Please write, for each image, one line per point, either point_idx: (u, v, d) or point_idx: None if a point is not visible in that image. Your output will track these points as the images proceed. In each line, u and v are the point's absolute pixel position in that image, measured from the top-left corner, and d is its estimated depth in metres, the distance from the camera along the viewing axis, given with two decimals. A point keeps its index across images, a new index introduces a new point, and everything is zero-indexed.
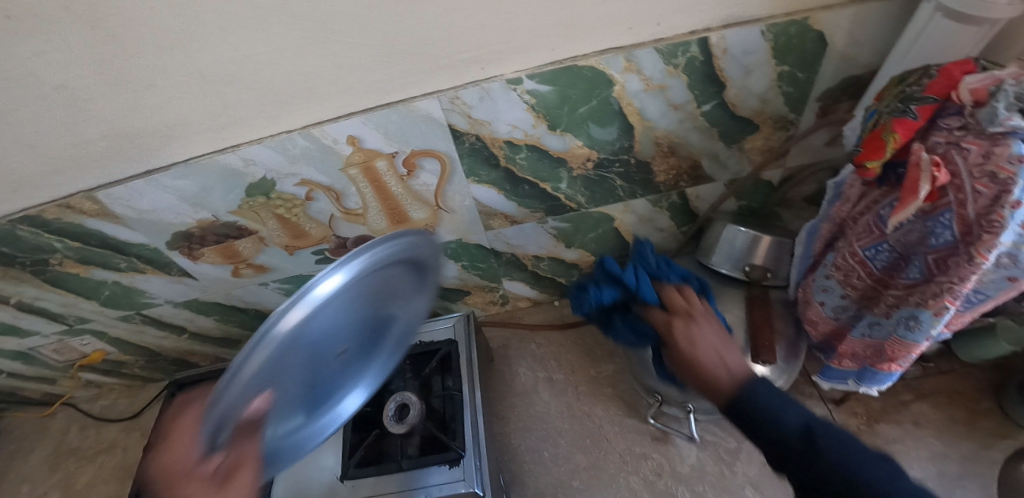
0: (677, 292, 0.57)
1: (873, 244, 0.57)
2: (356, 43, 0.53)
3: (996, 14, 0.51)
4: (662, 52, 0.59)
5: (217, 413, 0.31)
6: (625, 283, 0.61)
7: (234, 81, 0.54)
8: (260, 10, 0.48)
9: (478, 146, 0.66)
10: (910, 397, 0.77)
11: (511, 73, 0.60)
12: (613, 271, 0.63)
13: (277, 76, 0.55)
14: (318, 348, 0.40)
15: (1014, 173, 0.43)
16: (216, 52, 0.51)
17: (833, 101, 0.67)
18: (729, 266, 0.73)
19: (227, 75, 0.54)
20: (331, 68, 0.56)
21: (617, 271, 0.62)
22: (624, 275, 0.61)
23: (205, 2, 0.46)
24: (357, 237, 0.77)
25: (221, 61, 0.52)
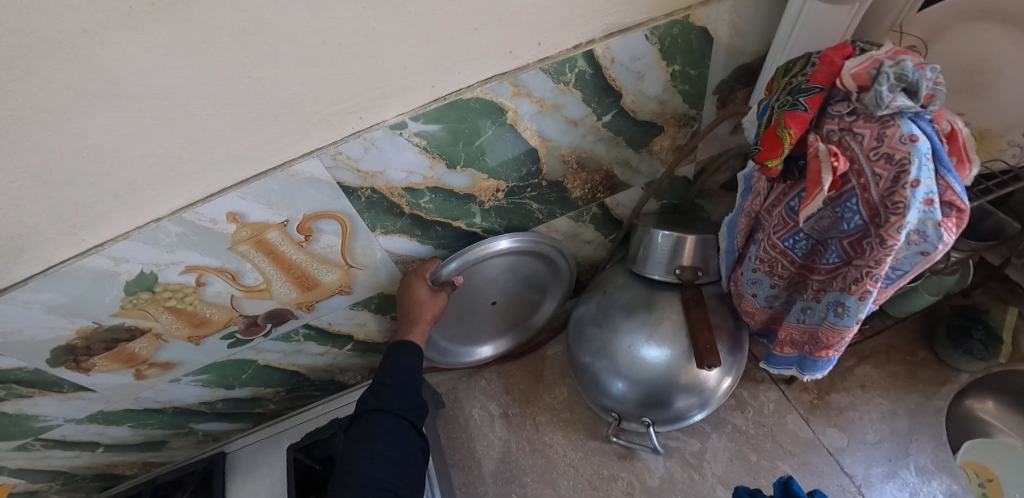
0: None
1: (790, 234, 0.56)
2: (211, 113, 0.46)
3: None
4: (549, 72, 0.56)
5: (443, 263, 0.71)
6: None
7: (79, 179, 0.45)
8: (85, 95, 0.40)
9: (376, 198, 0.62)
10: (853, 361, 0.78)
11: (393, 118, 0.54)
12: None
13: (126, 166, 0.46)
14: (486, 278, 0.76)
15: (908, 153, 0.43)
16: (45, 144, 0.41)
17: (728, 91, 0.68)
18: (661, 271, 0.71)
19: (66, 171, 0.44)
20: (188, 144, 0.47)
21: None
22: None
23: (13, 89, 0.37)
24: (267, 312, 0.69)
25: (51, 154, 0.42)
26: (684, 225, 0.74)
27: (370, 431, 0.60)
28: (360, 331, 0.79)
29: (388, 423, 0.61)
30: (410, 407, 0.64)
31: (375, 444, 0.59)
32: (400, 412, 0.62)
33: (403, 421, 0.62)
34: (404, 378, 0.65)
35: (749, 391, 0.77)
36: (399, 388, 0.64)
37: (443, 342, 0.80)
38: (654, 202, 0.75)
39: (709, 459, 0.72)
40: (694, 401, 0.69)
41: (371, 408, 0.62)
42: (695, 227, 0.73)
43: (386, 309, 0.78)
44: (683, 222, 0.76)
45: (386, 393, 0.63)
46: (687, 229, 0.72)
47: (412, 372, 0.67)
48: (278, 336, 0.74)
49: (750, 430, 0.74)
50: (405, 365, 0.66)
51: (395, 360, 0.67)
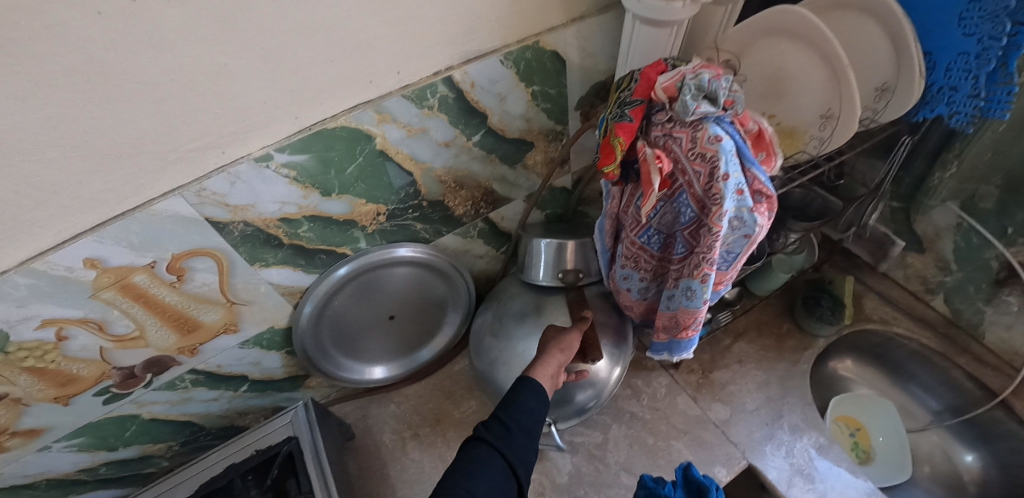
0: None
1: (643, 231, 0.62)
2: (51, 159, 0.44)
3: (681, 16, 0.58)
4: (410, 98, 0.59)
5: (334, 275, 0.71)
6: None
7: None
8: None
9: (251, 231, 0.61)
10: (730, 340, 0.87)
11: (257, 150, 0.55)
12: (698, 483, 0.61)
13: None
14: (380, 291, 0.77)
15: (716, 151, 0.50)
16: None
17: (590, 106, 0.75)
18: (546, 276, 0.76)
19: None
20: (29, 188, 0.44)
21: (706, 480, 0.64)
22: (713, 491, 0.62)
23: None
24: (144, 361, 0.66)
25: None
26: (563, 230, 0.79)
27: (468, 467, 0.47)
28: (255, 371, 0.77)
29: (488, 469, 0.47)
30: (521, 453, 0.50)
31: (471, 488, 0.45)
32: (505, 452, 0.49)
33: (505, 471, 0.48)
34: (528, 422, 0.52)
35: (642, 379, 0.83)
36: (522, 430, 0.51)
37: (339, 357, 0.79)
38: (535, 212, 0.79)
39: (612, 448, 0.77)
40: (591, 394, 0.73)
41: (479, 438, 0.50)
42: (573, 232, 0.79)
43: (280, 344, 0.76)
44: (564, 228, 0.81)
45: (498, 427, 0.50)
46: (566, 234, 0.78)
47: (534, 418, 0.54)
48: (161, 386, 0.70)
49: (646, 415, 0.80)
50: (530, 406, 0.53)
51: (516, 398, 0.54)
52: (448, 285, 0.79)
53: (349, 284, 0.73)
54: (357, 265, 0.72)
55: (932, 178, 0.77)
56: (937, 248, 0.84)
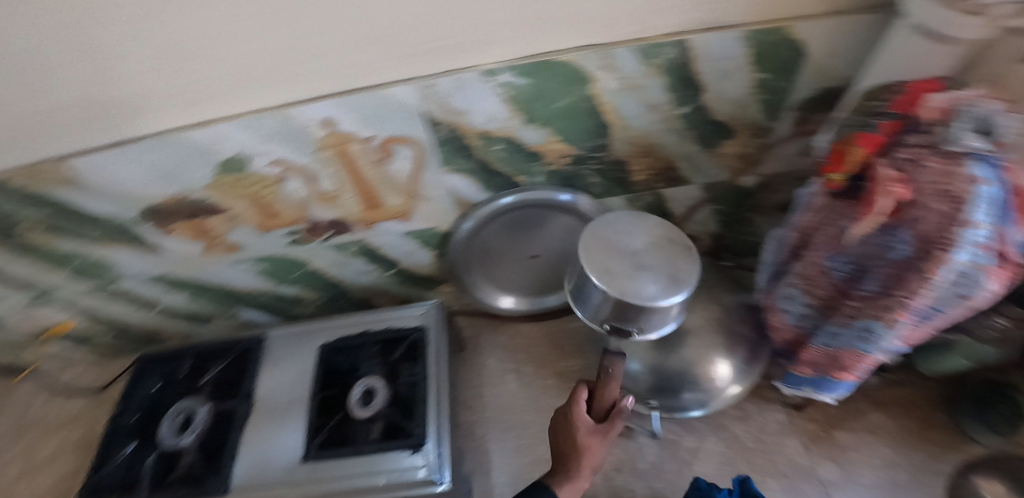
0: None
1: (835, 255, 0.58)
2: (321, 28, 0.52)
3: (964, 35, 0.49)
4: (641, 52, 0.59)
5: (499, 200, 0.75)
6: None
7: (208, 60, 0.54)
8: None
9: (454, 135, 0.66)
10: (867, 406, 0.80)
11: (488, 64, 0.59)
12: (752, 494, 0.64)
13: (239, 54, 0.54)
14: (533, 228, 0.80)
15: (973, 192, 0.44)
16: (184, 27, 0.49)
17: (810, 111, 0.68)
18: (589, 316, 0.60)
19: (196, 50, 0.52)
20: (298, 50, 0.54)
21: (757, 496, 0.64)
22: None
23: None
24: (330, 220, 0.75)
25: (186, 32, 0.50)
26: (637, 264, 0.58)
27: None
28: (405, 260, 0.83)
29: None
30: None
31: None
32: None
33: None
34: None
35: (756, 406, 0.80)
36: None
37: (480, 276, 0.85)
38: (626, 227, 0.63)
39: (702, 458, 0.75)
40: (699, 397, 0.73)
41: None
42: (649, 271, 0.57)
43: (434, 245, 0.81)
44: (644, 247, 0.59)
45: None
46: (639, 275, 0.57)
47: None
48: (334, 245, 0.79)
49: (748, 442, 0.77)
50: None
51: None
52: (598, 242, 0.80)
53: (510, 212, 0.77)
54: (523, 197, 0.75)
55: None
56: None
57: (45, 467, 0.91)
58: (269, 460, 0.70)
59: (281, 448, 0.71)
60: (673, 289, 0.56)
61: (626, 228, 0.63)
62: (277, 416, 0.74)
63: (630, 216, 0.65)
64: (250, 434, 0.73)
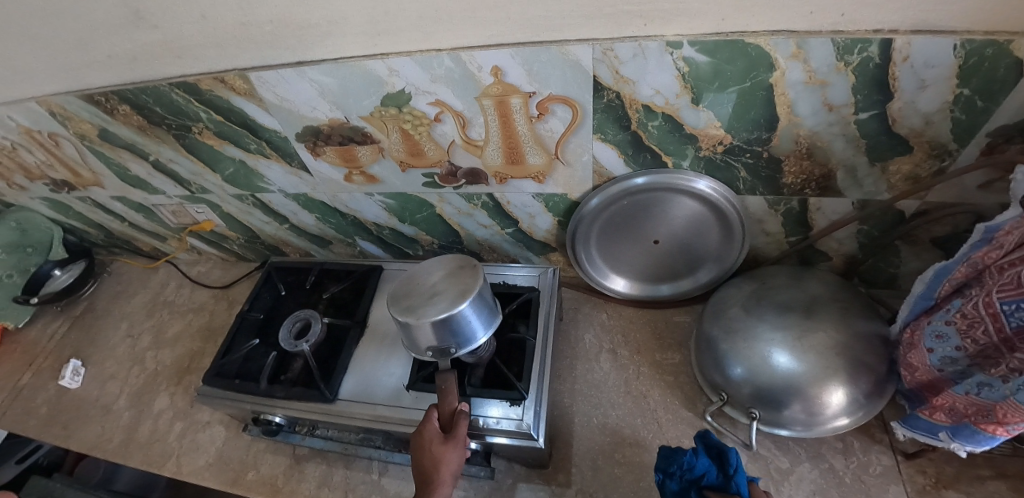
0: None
1: (1013, 298, 0.52)
2: None
3: None
4: (837, 46, 0.56)
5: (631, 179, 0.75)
6: (725, 462, 0.62)
7: None
8: None
9: (615, 104, 0.66)
10: (989, 473, 0.72)
11: (672, 35, 0.58)
12: (715, 445, 0.65)
13: None
14: (660, 212, 0.79)
15: None
16: None
17: (1003, 140, 0.62)
18: (416, 350, 0.68)
19: None
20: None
21: (719, 443, 0.65)
22: (729, 454, 0.62)
23: None
24: (468, 168, 0.78)
25: None
26: (430, 293, 0.67)
27: None
28: (525, 222, 0.85)
29: None
30: None
31: None
32: None
33: None
34: None
35: (861, 443, 0.76)
36: None
37: (594, 253, 0.86)
38: (440, 261, 0.73)
39: (792, 481, 0.72)
40: (805, 418, 0.70)
41: None
42: (440, 295, 0.65)
43: (558, 212, 0.82)
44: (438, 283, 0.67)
45: None
46: (431, 300, 0.65)
47: None
48: (464, 194, 0.82)
49: (845, 478, 0.72)
50: None
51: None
52: (727, 237, 0.77)
53: (641, 193, 0.76)
54: (660, 179, 0.74)
55: None
56: None
57: (174, 342, 1.05)
58: (374, 382, 0.75)
59: (388, 373, 0.75)
60: (460, 300, 0.64)
61: (429, 267, 0.72)
62: (387, 343, 0.79)
63: (437, 258, 0.75)
64: (359, 352, 0.79)
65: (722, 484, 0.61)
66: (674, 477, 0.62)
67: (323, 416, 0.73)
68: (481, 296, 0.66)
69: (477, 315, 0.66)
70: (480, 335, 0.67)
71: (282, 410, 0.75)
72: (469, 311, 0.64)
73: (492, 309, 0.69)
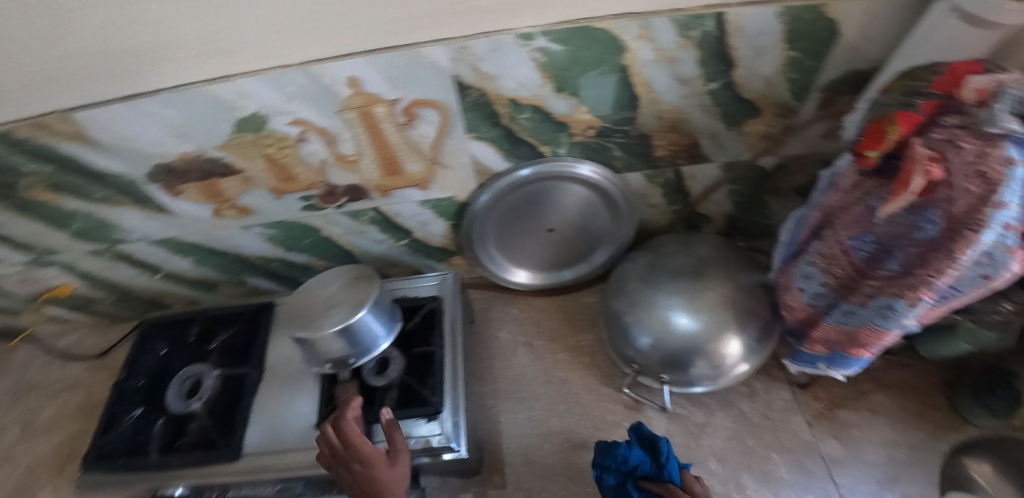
0: (698, 481, 0.62)
1: (859, 234, 0.59)
2: None
3: (1007, 19, 0.50)
4: (677, 23, 0.58)
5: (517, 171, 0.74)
6: (657, 451, 0.64)
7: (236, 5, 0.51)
8: None
9: (482, 101, 0.65)
10: (869, 386, 0.81)
11: (523, 27, 0.58)
12: (648, 437, 0.67)
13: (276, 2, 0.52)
14: (551, 200, 0.79)
15: (1003, 174, 0.45)
16: None
17: (834, 94, 0.68)
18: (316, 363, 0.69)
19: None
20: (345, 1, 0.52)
21: (652, 434, 0.67)
22: (660, 444, 0.64)
23: None
24: (347, 186, 0.74)
25: None
26: (326, 305, 0.67)
27: None
28: (419, 229, 0.82)
29: None
30: None
31: None
32: None
33: None
34: None
35: (763, 384, 0.82)
36: None
37: (493, 249, 0.85)
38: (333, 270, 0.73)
39: (709, 432, 0.77)
40: (710, 372, 0.74)
41: None
42: (337, 306, 0.66)
43: (450, 215, 0.80)
44: (333, 294, 0.68)
45: None
46: (328, 311, 0.66)
47: None
48: (348, 212, 0.78)
49: (754, 418, 0.78)
50: None
51: None
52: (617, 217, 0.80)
53: (529, 184, 0.76)
54: (543, 168, 0.74)
55: None
56: None
57: (49, 428, 0.91)
58: (283, 426, 0.69)
59: (296, 414, 0.70)
60: (357, 309, 0.66)
61: (325, 278, 0.72)
62: (289, 384, 0.73)
63: (334, 268, 0.74)
64: (260, 398, 0.73)
65: (655, 474, 0.63)
66: (611, 470, 0.64)
67: (229, 477, 0.66)
68: (378, 303, 0.68)
69: (377, 321, 0.68)
70: (383, 341, 0.69)
71: (183, 481, 0.68)
72: (369, 319, 0.66)
73: (393, 314, 0.71)
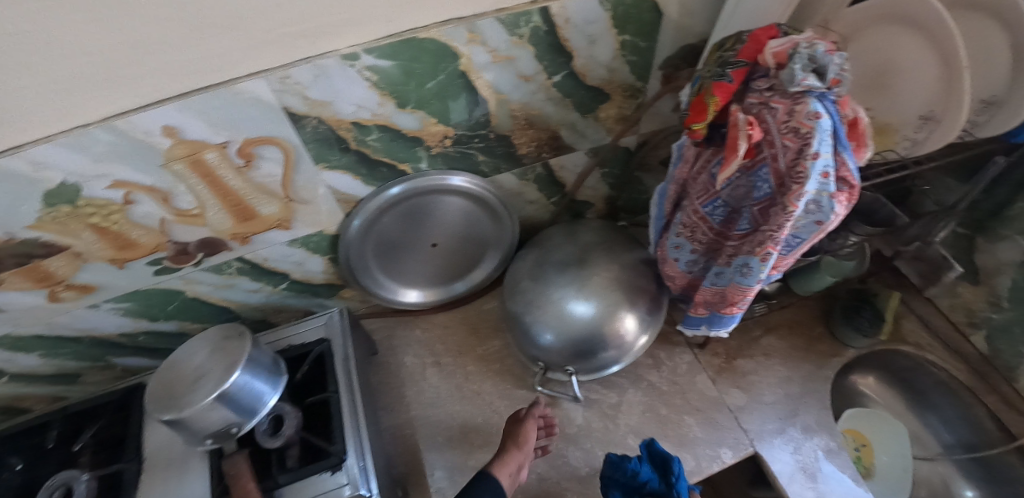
0: None
1: (710, 200, 0.61)
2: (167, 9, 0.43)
3: None
4: (504, 23, 0.57)
5: (383, 193, 0.71)
6: (669, 472, 0.66)
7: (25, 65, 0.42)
8: None
9: (323, 130, 0.61)
10: (760, 332, 0.86)
11: (346, 48, 0.54)
12: (660, 454, 0.69)
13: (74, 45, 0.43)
14: (427, 215, 0.77)
15: (812, 127, 0.48)
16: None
17: (673, 69, 0.71)
18: (198, 442, 0.62)
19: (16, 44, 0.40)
20: (129, 47, 0.45)
21: (664, 454, 0.69)
22: (673, 464, 0.67)
23: None
24: (199, 240, 0.67)
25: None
26: (194, 377, 0.61)
27: None
28: (296, 271, 0.77)
29: None
30: None
31: None
32: None
33: None
34: None
35: (666, 352, 0.85)
36: None
37: (378, 274, 0.81)
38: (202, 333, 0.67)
39: (625, 410, 0.79)
40: (614, 354, 0.75)
41: None
42: (206, 375, 0.60)
43: (326, 250, 0.76)
44: (201, 363, 0.62)
45: None
46: (197, 384, 0.60)
47: None
48: (209, 268, 0.72)
49: (663, 387, 0.81)
50: None
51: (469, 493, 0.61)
52: (496, 227, 0.80)
53: (400, 203, 0.74)
54: (410, 186, 0.72)
55: (1013, 206, 0.72)
56: (993, 282, 0.79)
57: None
58: None
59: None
60: (230, 372, 0.60)
61: (192, 346, 0.65)
62: (173, 468, 0.67)
63: (202, 333, 0.68)
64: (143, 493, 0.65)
65: (664, 491, 0.66)
66: (618, 484, 0.67)
67: None
68: (254, 359, 0.62)
69: (257, 379, 0.62)
70: (269, 397, 0.64)
71: None
72: (245, 379, 0.61)
73: (276, 367, 0.66)
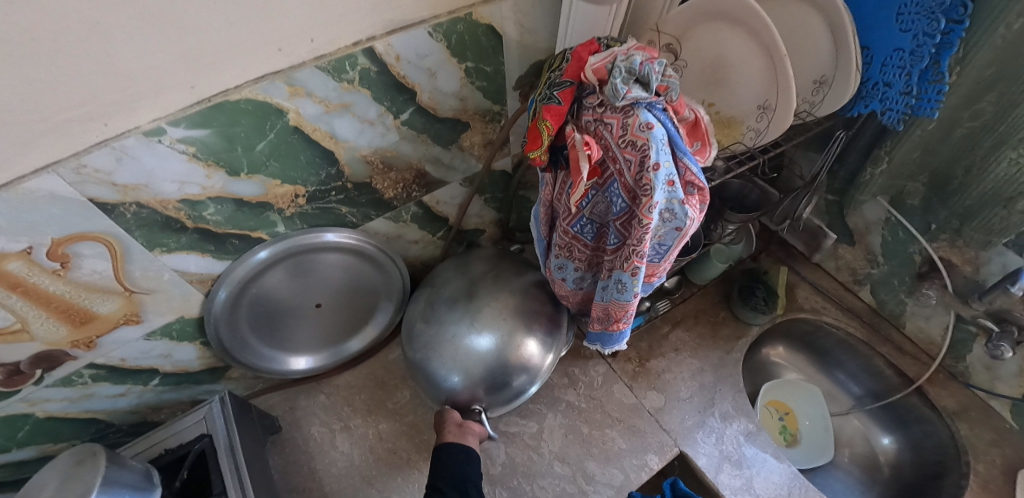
0: None
1: (576, 221, 0.59)
2: None
3: None
4: (326, 70, 0.52)
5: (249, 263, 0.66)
6: None
7: None
8: None
9: (147, 213, 0.53)
10: (668, 328, 0.87)
11: (146, 123, 0.46)
12: None
13: None
14: (306, 278, 0.73)
15: (646, 139, 0.47)
16: None
17: (528, 87, 0.70)
18: None
19: None
20: None
21: None
22: None
23: None
24: (33, 356, 0.57)
25: None
26: None
27: None
28: (166, 363, 0.71)
29: None
30: None
31: None
32: None
33: None
34: None
35: (580, 367, 0.84)
36: None
37: (259, 346, 0.76)
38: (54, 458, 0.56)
39: (547, 437, 0.77)
40: (524, 383, 0.72)
41: None
42: None
43: (193, 334, 0.70)
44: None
45: None
46: None
47: None
48: (56, 382, 0.62)
49: (582, 404, 0.80)
50: None
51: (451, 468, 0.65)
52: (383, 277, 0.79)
53: (270, 270, 0.69)
54: (276, 251, 0.67)
55: (863, 174, 0.76)
56: (866, 241, 0.84)
57: None
58: None
59: None
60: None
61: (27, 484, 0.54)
62: None
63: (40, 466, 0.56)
64: None
65: None
66: None
67: None
68: (115, 480, 0.54)
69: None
70: None
71: None
72: None
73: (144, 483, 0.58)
